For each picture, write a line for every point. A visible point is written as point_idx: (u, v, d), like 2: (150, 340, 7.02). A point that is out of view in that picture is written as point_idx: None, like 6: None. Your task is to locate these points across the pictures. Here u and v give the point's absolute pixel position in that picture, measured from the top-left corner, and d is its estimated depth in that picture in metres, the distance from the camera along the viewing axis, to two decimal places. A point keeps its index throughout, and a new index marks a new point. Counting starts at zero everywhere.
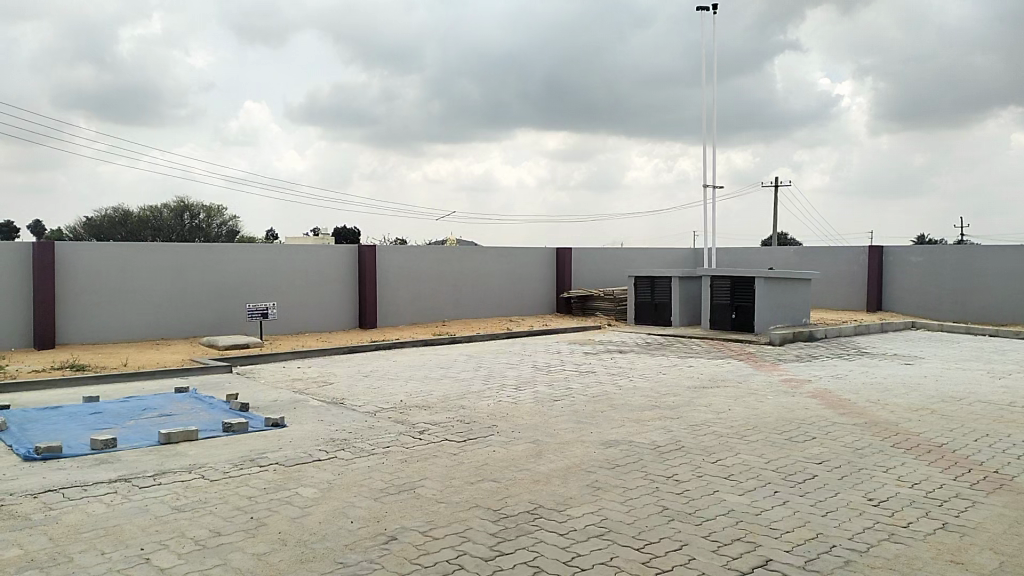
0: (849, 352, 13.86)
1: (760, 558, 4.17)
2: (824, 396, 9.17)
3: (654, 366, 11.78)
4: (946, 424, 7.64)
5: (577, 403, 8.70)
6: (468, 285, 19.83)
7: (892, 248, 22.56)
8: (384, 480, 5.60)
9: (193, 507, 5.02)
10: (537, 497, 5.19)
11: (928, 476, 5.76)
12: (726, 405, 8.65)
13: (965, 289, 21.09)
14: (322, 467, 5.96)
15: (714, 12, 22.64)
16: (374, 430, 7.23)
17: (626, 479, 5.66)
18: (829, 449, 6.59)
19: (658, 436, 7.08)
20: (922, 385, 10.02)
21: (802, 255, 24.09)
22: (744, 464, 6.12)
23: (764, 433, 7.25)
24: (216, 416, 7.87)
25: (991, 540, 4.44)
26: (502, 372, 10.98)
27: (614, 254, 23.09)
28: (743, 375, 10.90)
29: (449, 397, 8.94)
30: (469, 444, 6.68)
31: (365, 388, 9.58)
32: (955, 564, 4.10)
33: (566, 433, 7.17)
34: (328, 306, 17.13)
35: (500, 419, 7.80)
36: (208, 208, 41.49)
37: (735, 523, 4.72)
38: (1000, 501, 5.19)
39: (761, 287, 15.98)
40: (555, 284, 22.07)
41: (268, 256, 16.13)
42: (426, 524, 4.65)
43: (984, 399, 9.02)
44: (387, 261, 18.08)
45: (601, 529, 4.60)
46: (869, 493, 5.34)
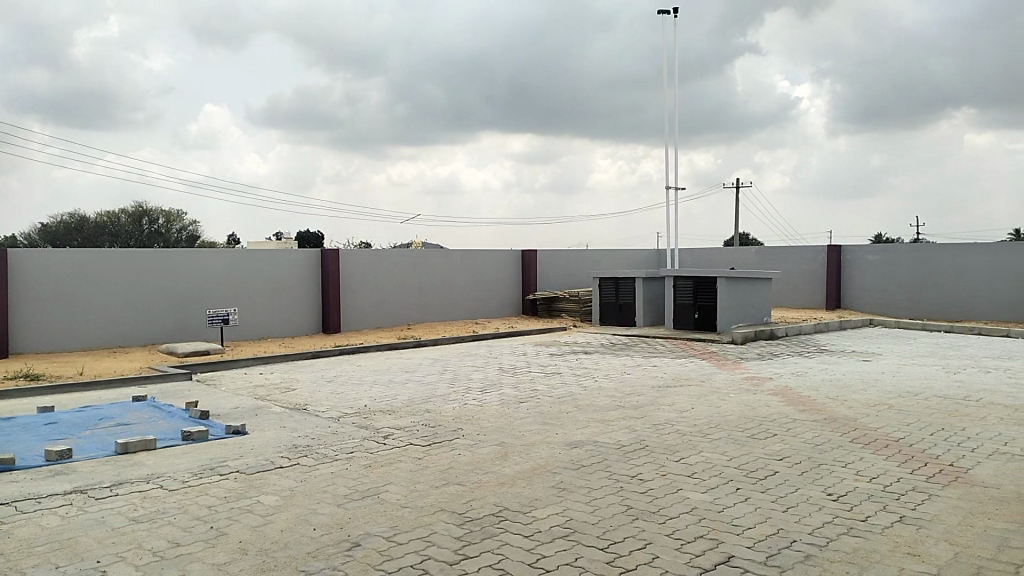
0: (810, 350, 14.07)
1: (722, 555, 4.21)
2: (784, 394, 9.31)
3: (619, 366, 11.85)
4: (903, 419, 7.79)
5: (542, 404, 8.71)
6: (433, 287, 19.76)
7: (850, 248, 23.02)
8: (347, 486, 5.54)
9: (151, 518, 4.91)
10: (502, 500, 5.18)
11: (885, 471, 5.87)
12: (689, 403, 8.73)
13: (921, 286, 21.56)
14: (284, 474, 5.88)
15: (675, 16, 22.90)
16: (338, 435, 7.15)
17: (590, 479, 5.67)
18: (790, 446, 6.69)
19: (622, 435, 7.12)
20: (879, 381, 10.21)
21: (763, 256, 24.46)
22: (707, 462, 6.16)
23: (726, 431, 7.32)
24: (175, 424, 7.73)
25: (947, 532, 4.53)
26: (467, 375, 10.96)
27: (578, 256, 23.23)
28: (706, 374, 11.02)
29: (414, 401, 8.90)
30: (434, 448, 6.64)
31: (329, 393, 9.49)
32: (912, 556, 4.18)
33: (531, 435, 7.17)
34: (290, 311, 16.94)
35: (466, 422, 7.77)
36: (167, 213, 40.90)
37: (698, 521, 4.76)
38: (955, 493, 5.30)
39: (724, 287, 16.17)
40: (520, 286, 22.08)
41: (229, 261, 15.89)
42: (389, 530, 4.61)
43: (939, 394, 9.23)
44: (351, 264, 17.95)
45: (566, 529, 4.61)
46: (828, 488, 5.42)
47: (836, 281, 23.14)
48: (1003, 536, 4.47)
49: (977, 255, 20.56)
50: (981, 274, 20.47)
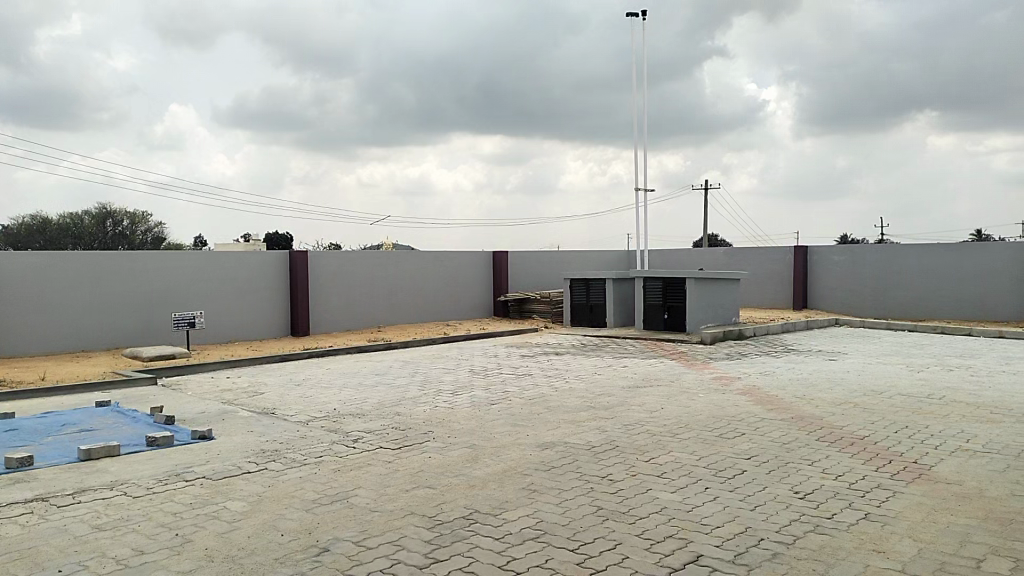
0: (777, 349, 14.24)
1: (691, 554, 4.23)
2: (753, 393, 9.40)
3: (589, 367, 11.89)
4: (868, 417, 7.91)
5: (513, 406, 8.71)
6: (404, 289, 19.66)
7: (816, 248, 23.35)
8: (316, 491, 5.48)
9: (115, 526, 4.82)
10: (473, 503, 5.16)
11: (851, 468, 5.96)
12: (659, 404, 8.78)
13: (885, 286, 21.94)
14: (251, 480, 5.81)
15: (643, 19, 23.09)
16: (306, 440, 7.08)
17: (560, 480, 5.68)
18: (757, 445, 6.76)
19: (593, 436, 7.13)
20: (845, 380, 10.37)
21: (731, 256, 24.73)
22: (676, 462, 6.20)
23: (695, 431, 7.37)
24: (140, 430, 7.60)
25: (911, 529, 4.61)
26: (438, 377, 10.92)
27: (548, 257, 23.29)
28: (675, 374, 11.10)
29: (384, 404, 8.84)
30: (404, 451, 6.59)
31: (297, 397, 9.39)
32: (877, 553, 4.24)
33: (502, 436, 7.16)
34: (258, 313, 16.75)
35: (437, 424, 7.74)
36: (132, 214, 40.34)
37: (667, 521, 4.78)
38: (918, 490, 5.39)
39: (694, 288, 16.30)
40: (491, 287, 22.06)
41: (195, 263, 15.68)
42: (359, 535, 4.57)
43: (903, 392, 9.40)
44: (320, 266, 17.81)
45: (537, 531, 4.60)
46: (795, 486, 5.49)
47: (803, 281, 23.47)
48: (965, 532, 4.55)
49: (940, 255, 20.95)
50: (943, 274, 20.88)
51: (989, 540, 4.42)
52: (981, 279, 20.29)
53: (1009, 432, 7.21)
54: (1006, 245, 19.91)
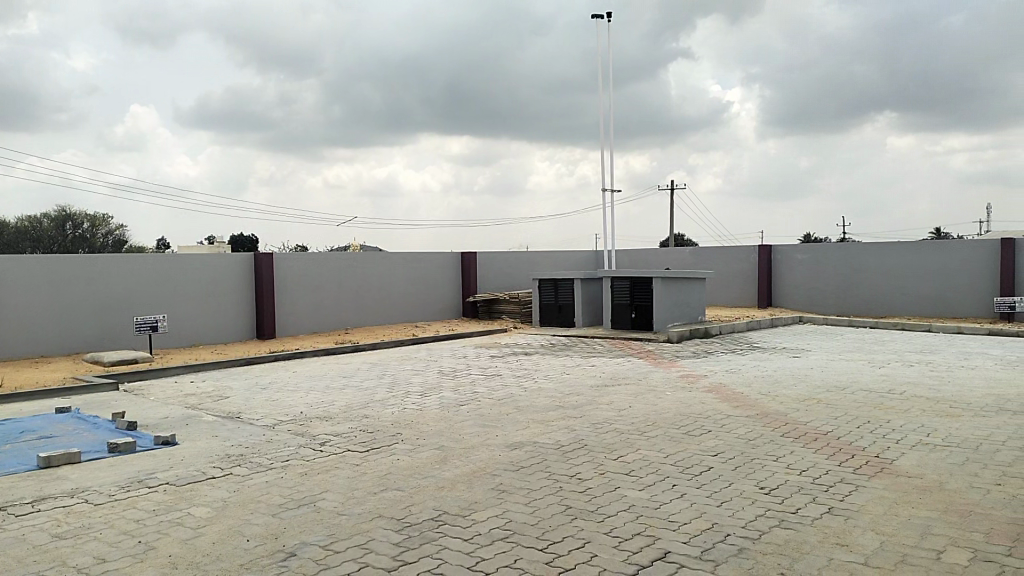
0: (742, 347, 14.43)
1: (658, 551, 4.26)
2: (719, 391, 9.50)
3: (558, 367, 11.92)
4: (831, 413, 8.05)
5: (482, 406, 8.70)
6: (371, 291, 19.53)
7: (779, 247, 23.71)
8: (283, 495, 5.42)
9: (76, 534, 4.72)
10: (442, 504, 5.14)
11: (815, 463, 6.05)
12: (627, 402, 8.83)
13: (846, 284, 22.33)
14: (216, 485, 5.72)
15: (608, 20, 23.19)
16: (272, 443, 7.00)
17: (530, 480, 5.69)
18: (723, 442, 6.83)
19: (562, 435, 7.16)
20: (809, 376, 10.53)
21: (697, 256, 25.01)
22: (644, 460, 6.25)
23: (663, 429, 7.42)
24: (101, 436, 7.44)
25: (873, 522, 4.69)
26: (406, 379, 10.86)
27: (516, 258, 23.31)
28: (643, 373, 11.17)
29: (352, 407, 8.77)
30: (373, 454, 6.55)
31: (263, 401, 9.27)
32: (841, 546, 4.31)
33: (471, 437, 7.15)
34: (222, 317, 16.53)
35: (405, 426, 7.70)
36: (93, 217, 39.68)
37: (635, 518, 4.81)
38: (880, 484, 5.49)
39: (661, 287, 16.42)
40: (460, 289, 22.02)
41: (158, 266, 15.43)
42: (326, 538, 4.53)
43: (865, 388, 9.57)
44: (285, 269, 17.63)
45: (506, 531, 4.60)
46: (760, 482, 5.56)
47: (768, 280, 23.80)
48: (925, 524, 4.65)
49: (899, 253, 21.39)
50: (903, 272, 21.30)
51: (948, 531, 4.52)
52: (940, 276, 20.73)
53: (967, 426, 7.39)
54: (964, 243, 20.35)
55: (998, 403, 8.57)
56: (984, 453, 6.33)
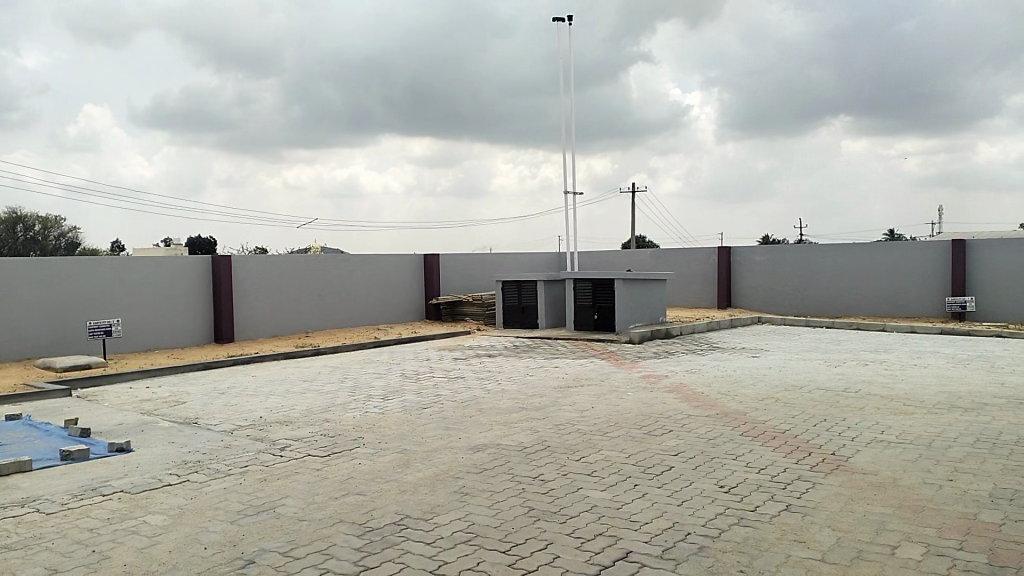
0: (702, 347, 14.59)
1: (620, 551, 4.29)
2: (680, 390, 9.61)
3: (521, 368, 11.94)
4: (789, 411, 8.20)
5: (445, 409, 8.67)
6: (332, 294, 19.34)
7: (738, 249, 24.08)
8: (242, 501, 5.34)
9: (26, 545, 4.59)
10: (404, 508, 5.11)
11: (772, 462, 6.15)
12: (590, 403, 8.88)
13: (804, 284, 22.74)
14: (173, 492, 5.61)
15: (568, 23, 23.38)
16: (231, 449, 6.89)
17: (492, 482, 5.69)
18: (684, 441, 6.90)
19: (525, 437, 7.17)
20: (768, 375, 10.72)
21: (658, 258, 25.30)
22: (606, 460, 6.29)
23: (625, 429, 7.48)
24: (53, 444, 7.25)
25: (830, 518, 4.78)
26: (368, 383, 10.78)
27: (479, 260, 23.30)
28: (605, 373, 11.25)
29: (313, 411, 8.67)
30: (334, 459, 6.48)
31: (222, 405, 9.12)
32: (798, 543, 4.38)
33: (433, 440, 7.12)
34: (179, 320, 16.22)
35: (367, 430, 7.64)
36: (44, 219, 38.74)
37: (597, 518, 4.84)
38: (837, 481, 5.60)
39: (623, 288, 16.54)
40: (423, 291, 21.92)
41: (112, 269, 15.09)
42: (286, 545, 4.47)
43: (822, 387, 9.76)
44: (244, 272, 17.37)
45: (469, 534, 4.59)
46: (720, 480, 5.63)
47: (727, 280, 24.14)
48: (880, 520, 4.75)
49: (854, 254, 21.86)
50: (858, 272, 21.77)
51: (903, 527, 4.62)
52: (894, 277, 21.21)
53: (920, 423, 7.58)
54: (917, 245, 20.86)
55: (949, 400, 8.81)
56: (936, 450, 6.50)
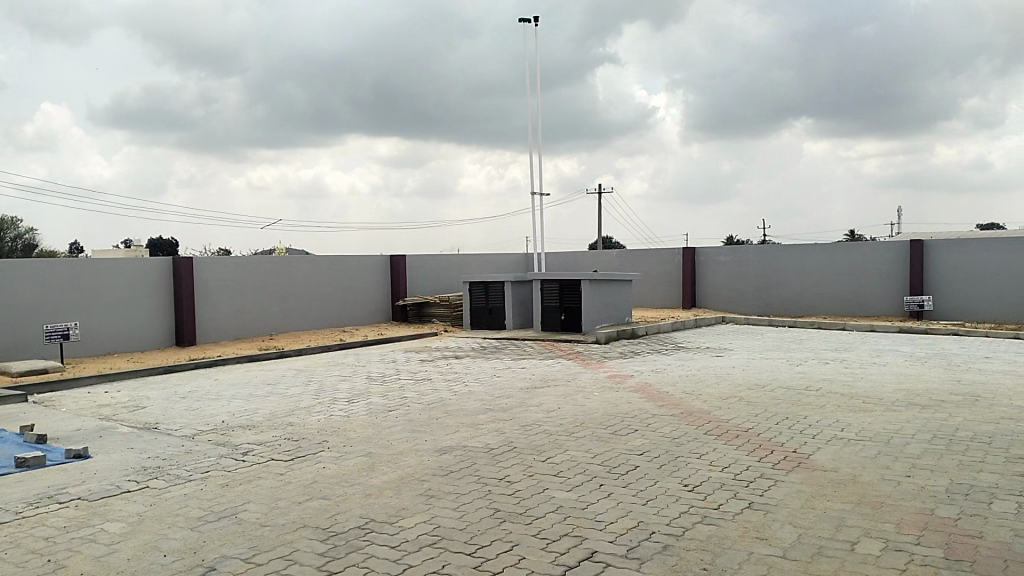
0: (667, 347, 14.72)
1: (586, 551, 4.31)
2: (645, 390, 9.67)
3: (487, 369, 11.94)
4: (752, 410, 8.31)
5: (411, 411, 8.62)
6: (296, 295, 19.12)
7: (703, 249, 24.32)
8: (203, 507, 5.25)
9: None
10: (368, 511, 5.08)
11: (735, 460, 6.22)
12: (556, 404, 8.90)
13: (767, 284, 23.06)
14: (132, 499, 5.51)
15: (535, 23, 23.37)
16: (192, 455, 6.77)
17: (458, 485, 5.67)
18: (649, 441, 6.95)
19: (491, 438, 7.17)
20: (731, 374, 10.85)
21: (624, 258, 25.47)
22: (572, 460, 6.31)
23: (591, 429, 7.51)
24: (7, 451, 7.06)
25: (791, 515, 4.86)
26: (334, 385, 10.67)
27: (445, 261, 23.24)
28: (571, 374, 11.29)
29: (276, 415, 8.57)
30: (297, 463, 6.41)
31: (183, 410, 8.98)
32: (761, 540, 4.44)
33: (399, 443, 7.08)
34: (139, 322, 15.93)
35: (331, 433, 7.57)
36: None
37: (563, 519, 4.86)
38: (798, 478, 5.69)
39: (589, 289, 16.61)
40: (389, 292, 21.79)
41: (70, 270, 14.77)
42: (248, 551, 4.41)
43: (784, 385, 9.90)
44: (206, 274, 17.10)
45: (434, 537, 4.57)
46: (684, 479, 5.69)
47: (692, 280, 24.37)
48: (840, 516, 4.83)
49: (816, 255, 22.21)
50: (820, 273, 22.13)
51: (862, 523, 4.70)
52: (854, 276, 21.60)
53: (880, 420, 7.73)
54: (875, 245, 21.28)
55: (907, 398, 9.00)
56: (894, 446, 6.63)
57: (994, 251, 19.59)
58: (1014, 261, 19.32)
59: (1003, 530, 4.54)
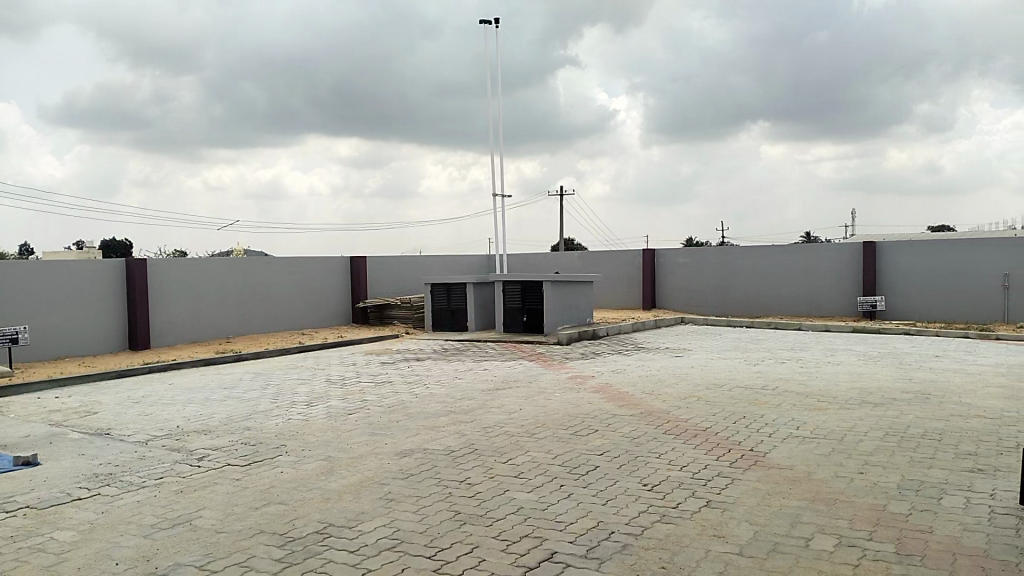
0: (628, 348, 14.84)
1: (546, 552, 4.32)
2: (605, 391, 9.74)
3: (449, 371, 11.90)
4: (711, 409, 8.41)
5: (371, 414, 8.55)
6: (254, 298, 18.85)
7: (662, 251, 24.58)
8: (156, 514, 5.15)
9: None
10: (327, 516, 5.03)
11: (694, 459, 6.29)
12: (517, 405, 8.91)
13: (725, 285, 23.38)
14: (84, 507, 5.38)
15: (496, 25, 23.48)
16: (146, 461, 6.63)
17: (418, 487, 5.64)
18: (609, 441, 6.99)
19: (452, 440, 7.15)
20: (690, 375, 10.97)
21: (585, 260, 25.63)
22: (533, 461, 6.32)
23: (551, 430, 7.53)
24: None
25: (747, 513, 4.93)
26: (292, 389, 10.53)
27: (407, 263, 23.12)
28: (533, 375, 11.31)
29: (233, 419, 8.43)
30: (254, 467, 6.32)
31: (136, 415, 8.79)
32: (718, 538, 4.50)
33: (359, 446, 7.02)
34: (91, 325, 15.57)
35: (290, 437, 7.47)
36: None
37: (524, 520, 4.87)
38: (755, 476, 5.78)
39: (550, 290, 16.68)
40: (349, 294, 21.61)
41: (18, 272, 14.37)
42: (203, 558, 4.34)
43: (742, 385, 10.04)
44: (160, 277, 16.77)
45: (393, 541, 4.54)
46: (644, 479, 5.74)
47: (652, 281, 24.61)
48: (795, 514, 4.92)
49: (773, 256, 22.58)
50: (776, 274, 22.51)
51: (816, 519, 4.80)
52: (810, 277, 22.02)
53: (834, 418, 7.89)
54: (830, 246, 21.73)
55: (860, 396, 9.20)
56: (848, 444, 6.78)
57: (943, 252, 20.13)
58: (963, 262, 19.87)
59: (951, 524, 4.67)
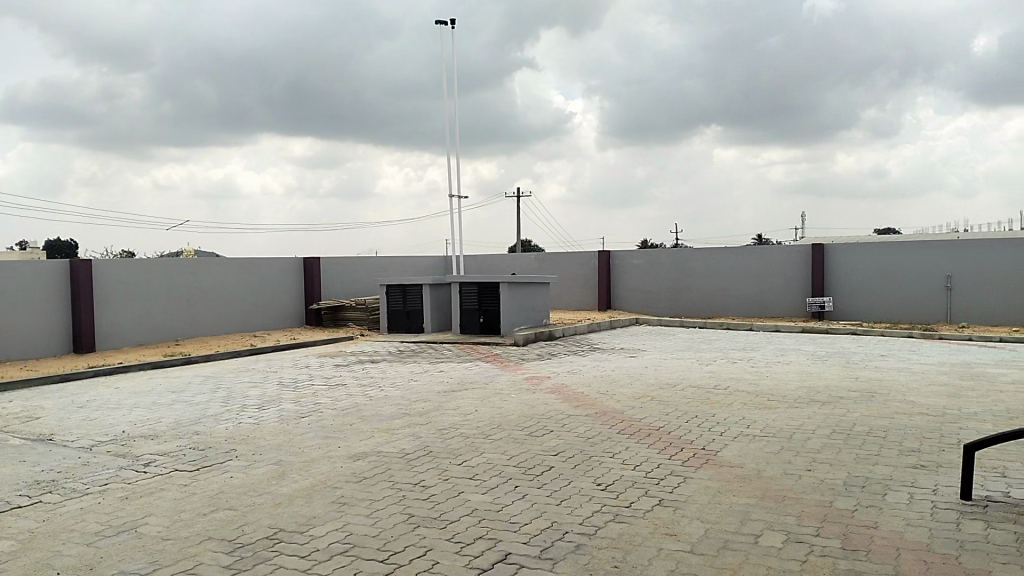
0: (583, 349, 14.94)
1: (499, 553, 4.32)
2: (560, 391, 9.78)
3: (404, 374, 11.82)
4: (664, 409, 8.50)
5: (324, 417, 8.45)
6: (204, 299, 18.50)
7: (617, 252, 24.81)
8: (100, 522, 5.02)
9: None
10: (278, 521, 4.95)
11: (647, 458, 6.36)
12: (473, 406, 8.90)
13: (679, 286, 23.69)
14: (23, 515, 5.20)
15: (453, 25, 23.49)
16: (89, 467, 6.45)
17: (372, 491, 5.60)
18: (564, 441, 7.02)
19: (406, 443, 7.10)
20: (644, 375, 11.08)
21: (542, 261, 25.75)
22: (487, 463, 6.32)
23: (506, 431, 7.53)
24: None
25: (699, 511, 5.01)
26: (244, 392, 10.36)
27: (362, 264, 22.93)
28: (489, 376, 11.30)
29: (182, 423, 8.26)
30: (202, 473, 6.19)
31: (80, 420, 8.54)
32: (669, 536, 4.56)
33: (311, 450, 6.94)
34: (34, 328, 15.12)
35: (240, 442, 7.34)
36: None
37: (477, 522, 4.85)
38: (706, 475, 5.86)
39: (506, 291, 16.71)
40: (303, 296, 21.35)
41: None
42: (148, 566, 4.24)
43: (694, 385, 10.17)
44: (106, 278, 16.35)
45: (345, 545, 4.50)
46: (598, 478, 5.78)
47: (607, 282, 24.80)
48: (744, 511, 5.01)
49: (724, 257, 22.97)
50: (728, 275, 22.89)
51: (765, 516, 4.89)
52: (761, 279, 22.44)
53: (783, 417, 8.05)
54: (780, 248, 22.18)
55: (809, 394, 9.41)
56: (796, 442, 6.92)
57: (889, 254, 20.69)
58: (908, 263, 20.43)
59: (895, 519, 4.80)
